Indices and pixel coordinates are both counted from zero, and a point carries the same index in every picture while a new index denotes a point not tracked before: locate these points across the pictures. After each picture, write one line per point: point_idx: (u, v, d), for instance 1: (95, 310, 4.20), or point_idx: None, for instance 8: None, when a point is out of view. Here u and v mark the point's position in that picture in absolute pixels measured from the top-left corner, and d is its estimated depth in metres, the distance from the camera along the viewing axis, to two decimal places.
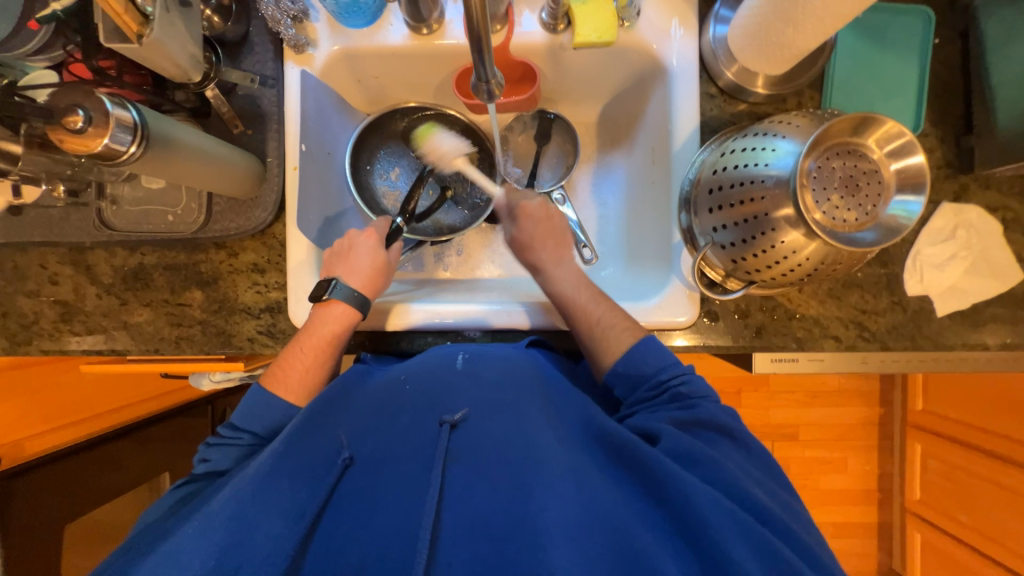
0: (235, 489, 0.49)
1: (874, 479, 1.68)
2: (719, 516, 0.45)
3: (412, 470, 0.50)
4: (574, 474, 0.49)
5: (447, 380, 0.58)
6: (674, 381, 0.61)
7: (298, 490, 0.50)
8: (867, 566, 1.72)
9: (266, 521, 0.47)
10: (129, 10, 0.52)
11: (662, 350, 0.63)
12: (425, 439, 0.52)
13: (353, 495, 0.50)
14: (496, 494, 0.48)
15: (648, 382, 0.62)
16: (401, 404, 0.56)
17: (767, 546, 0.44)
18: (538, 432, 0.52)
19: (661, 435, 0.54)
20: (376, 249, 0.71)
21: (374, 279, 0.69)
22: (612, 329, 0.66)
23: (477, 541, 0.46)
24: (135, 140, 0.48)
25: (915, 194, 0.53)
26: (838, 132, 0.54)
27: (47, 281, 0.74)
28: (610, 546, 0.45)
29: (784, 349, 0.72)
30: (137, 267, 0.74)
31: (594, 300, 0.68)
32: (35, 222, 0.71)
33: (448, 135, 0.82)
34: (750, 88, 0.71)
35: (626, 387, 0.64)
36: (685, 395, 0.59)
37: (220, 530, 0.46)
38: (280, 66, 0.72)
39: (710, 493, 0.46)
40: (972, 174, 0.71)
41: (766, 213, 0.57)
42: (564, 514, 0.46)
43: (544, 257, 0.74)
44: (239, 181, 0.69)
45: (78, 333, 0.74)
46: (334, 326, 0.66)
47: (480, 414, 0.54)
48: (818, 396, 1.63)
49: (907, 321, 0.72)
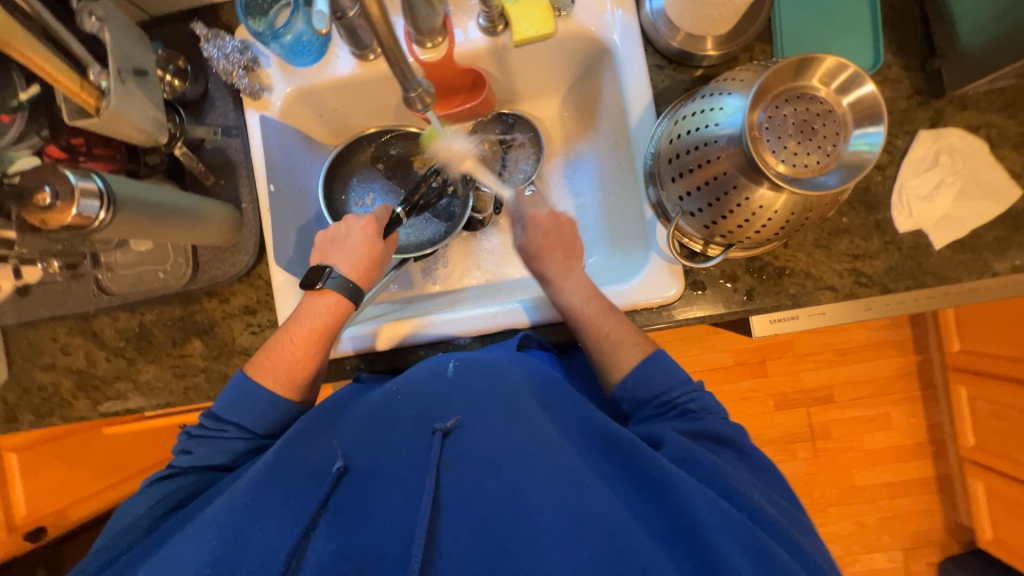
0: (230, 496, 0.50)
1: (923, 431, 1.59)
2: (714, 517, 0.45)
3: (407, 478, 0.51)
4: (568, 478, 0.48)
5: (441, 391, 0.57)
6: (684, 398, 0.61)
7: (292, 499, 0.50)
8: (933, 524, 1.59)
9: (261, 529, 0.48)
10: (85, 87, 0.55)
11: (672, 367, 0.63)
12: (419, 447, 0.52)
13: (349, 504, 0.51)
14: (489, 500, 0.48)
15: (655, 399, 0.62)
16: (394, 414, 0.56)
17: (761, 548, 0.44)
18: (531, 433, 0.52)
19: (663, 441, 0.55)
20: (370, 237, 0.71)
21: (367, 270, 0.71)
22: (621, 342, 0.65)
23: (471, 544, 0.46)
24: (103, 206, 0.52)
25: (875, 125, 0.52)
26: (780, 79, 0.53)
27: (60, 353, 0.78)
28: (603, 544, 0.44)
29: (779, 308, 0.70)
30: (140, 326, 0.78)
31: (602, 315, 0.66)
32: (41, 299, 0.76)
33: (452, 137, 0.79)
34: (699, 53, 0.70)
35: (632, 403, 0.63)
36: (692, 410, 0.60)
37: (215, 537, 0.47)
38: (241, 115, 0.75)
39: (704, 492, 0.47)
40: (946, 97, 0.69)
41: (725, 173, 0.56)
42: (556, 516, 0.46)
43: (552, 269, 0.71)
44: (217, 231, 0.71)
45: (95, 398, 0.78)
46: (326, 318, 0.66)
47: (475, 420, 0.53)
48: (847, 352, 1.57)
49: (904, 259, 0.69)
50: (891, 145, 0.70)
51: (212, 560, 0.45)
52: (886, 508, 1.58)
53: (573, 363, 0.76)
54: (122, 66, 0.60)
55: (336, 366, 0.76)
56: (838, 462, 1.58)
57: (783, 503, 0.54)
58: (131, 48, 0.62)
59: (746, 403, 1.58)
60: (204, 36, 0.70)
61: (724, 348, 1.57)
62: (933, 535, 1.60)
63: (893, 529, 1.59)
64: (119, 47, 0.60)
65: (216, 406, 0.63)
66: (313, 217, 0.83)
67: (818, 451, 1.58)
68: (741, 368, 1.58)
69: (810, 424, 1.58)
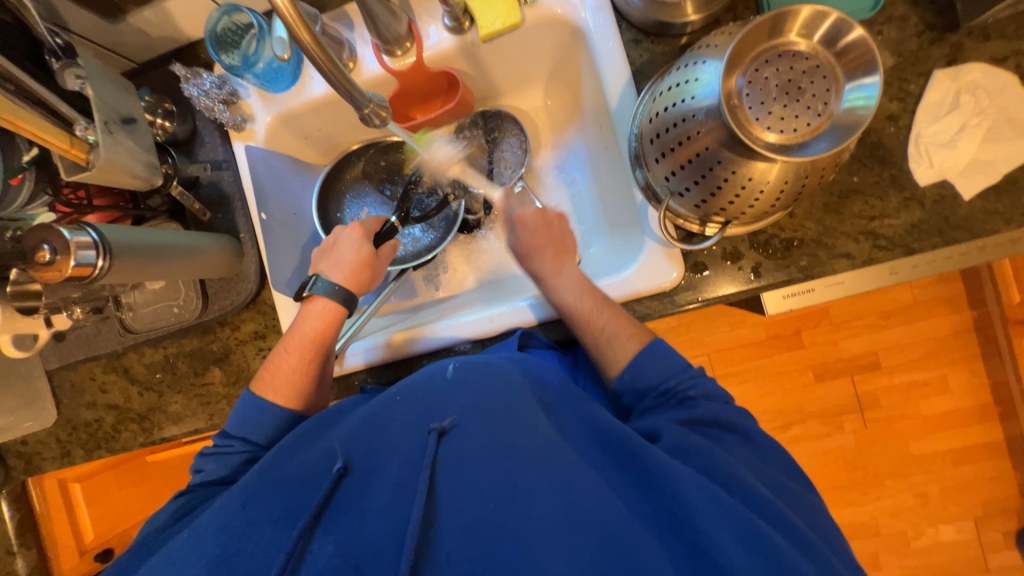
0: (233, 502, 0.52)
1: (986, 391, 1.46)
2: (709, 508, 0.44)
3: (402, 479, 0.49)
4: (562, 473, 0.47)
5: (437, 391, 0.56)
6: (683, 386, 0.58)
7: (291, 501, 0.51)
8: (1006, 490, 1.46)
9: (257, 531, 0.49)
10: (75, 143, 0.59)
11: (670, 355, 0.60)
12: (414, 448, 0.51)
13: (344, 506, 0.50)
14: (483, 500, 0.47)
15: (654, 390, 0.59)
16: (392, 414, 0.55)
17: (759, 537, 0.42)
18: (527, 428, 0.51)
19: (659, 432, 0.52)
20: (356, 242, 0.72)
21: (355, 274, 0.71)
22: (618, 336, 0.62)
23: (466, 543, 0.45)
24: (100, 255, 0.55)
25: (868, 76, 0.47)
26: (756, 40, 0.49)
27: (99, 390, 0.84)
28: (597, 540, 0.43)
29: (791, 282, 0.65)
30: (164, 360, 0.82)
31: (596, 309, 0.64)
32: (76, 342, 0.82)
33: (443, 141, 0.82)
34: (678, 20, 0.65)
35: (633, 394, 0.60)
36: (691, 397, 0.57)
37: (216, 543, 0.49)
38: (229, 148, 0.77)
39: (699, 483, 0.45)
40: (963, 29, 0.62)
41: (707, 148, 0.53)
42: (550, 511, 0.45)
43: (543, 269, 0.69)
44: (218, 263, 0.73)
45: (134, 430, 0.83)
46: (318, 323, 0.68)
47: (471, 418, 0.52)
48: (891, 315, 1.46)
49: (928, 215, 0.62)
50: (902, 90, 0.63)
51: (216, 559, 0.48)
52: (949, 476, 1.47)
53: (576, 360, 0.72)
54: (109, 118, 0.63)
55: (345, 381, 0.78)
56: (891, 431, 1.48)
57: (792, 490, 0.51)
58: (115, 99, 0.65)
59: (784, 377, 1.50)
60: (182, 77, 0.71)
61: (754, 323, 1.50)
62: (1009, 503, 1.47)
63: (960, 498, 1.47)
64: (103, 99, 0.62)
65: (229, 422, 0.65)
66: (310, 240, 0.85)
67: (868, 421, 1.48)
68: (775, 342, 1.50)
69: (857, 393, 1.48)
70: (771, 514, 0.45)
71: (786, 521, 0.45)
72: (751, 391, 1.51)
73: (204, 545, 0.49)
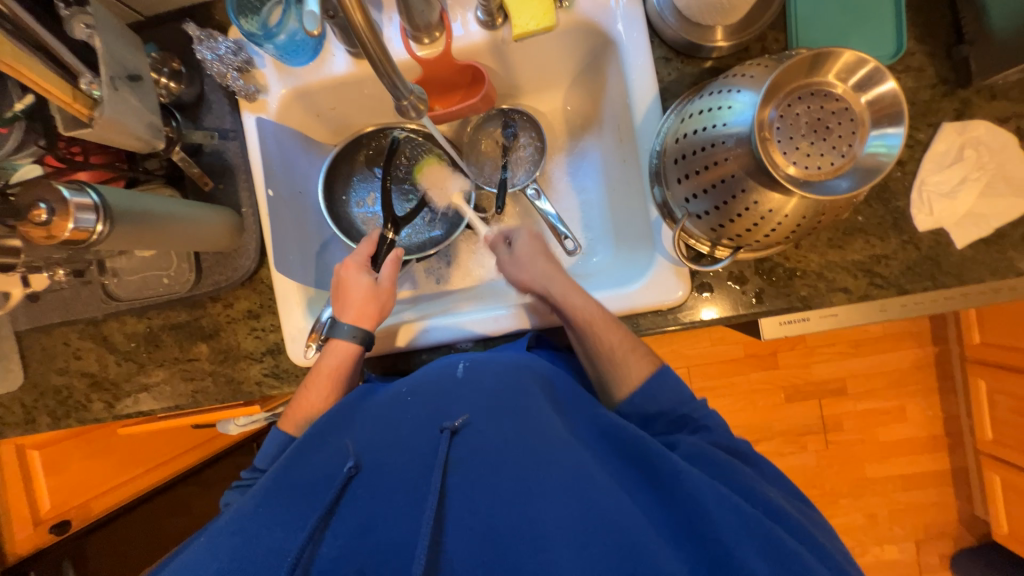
0: (239, 507, 0.51)
1: (939, 423, 1.55)
2: (724, 514, 0.44)
3: (413, 480, 0.49)
4: (577, 474, 0.47)
5: (448, 390, 0.56)
6: (696, 415, 0.60)
7: (302, 504, 0.50)
8: (945, 517, 1.57)
9: (267, 534, 0.48)
10: (79, 97, 0.55)
11: (679, 383, 0.63)
12: (427, 448, 0.51)
13: (353, 506, 0.49)
14: (498, 500, 0.47)
15: (667, 416, 0.61)
16: (404, 413, 0.55)
17: (775, 540, 0.43)
18: (543, 429, 0.51)
19: (676, 443, 0.54)
20: (366, 271, 0.71)
21: (364, 311, 0.68)
22: (624, 360, 0.63)
23: (479, 545, 0.45)
24: (99, 219, 0.52)
25: (893, 125, 0.50)
26: (793, 75, 0.51)
27: (73, 357, 0.80)
28: (613, 543, 0.43)
29: (790, 310, 0.68)
30: (148, 331, 0.78)
31: (606, 326, 0.63)
32: (51, 304, 0.77)
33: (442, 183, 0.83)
34: (709, 44, 0.67)
35: (637, 416, 0.62)
36: (704, 424, 0.59)
37: (224, 548, 0.47)
38: (237, 118, 0.75)
39: (715, 489, 0.46)
40: (973, 87, 0.66)
41: (733, 175, 0.54)
42: (566, 511, 0.45)
43: (553, 290, 0.67)
44: (217, 236, 0.70)
45: (107, 400, 0.80)
46: (332, 360, 0.66)
47: (481, 418, 0.52)
48: (862, 344, 1.52)
49: (923, 259, 0.66)
50: (911, 138, 0.67)
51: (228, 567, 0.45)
52: (897, 500, 1.56)
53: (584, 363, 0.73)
54: (115, 73, 0.59)
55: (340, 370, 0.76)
56: (850, 454, 1.56)
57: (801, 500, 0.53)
58: (124, 54, 0.61)
59: (757, 395, 1.55)
60: (196, 38, 0.68)
61: (734, 340, 1.54)
62: (947, 528, 1.57)
63: (905, 521, 1.57)
64: (110, 52, 0.59)
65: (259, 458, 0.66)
66: (313, 220, 0.83)
67: (830, 443, 1.55)
68: (752, 360, 1.54)
69: (822, 416, 1.55)
70: (783, 520, 0.47)
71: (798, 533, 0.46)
72: (723, 405, 1.56)
73: (214, 551, 0.47)
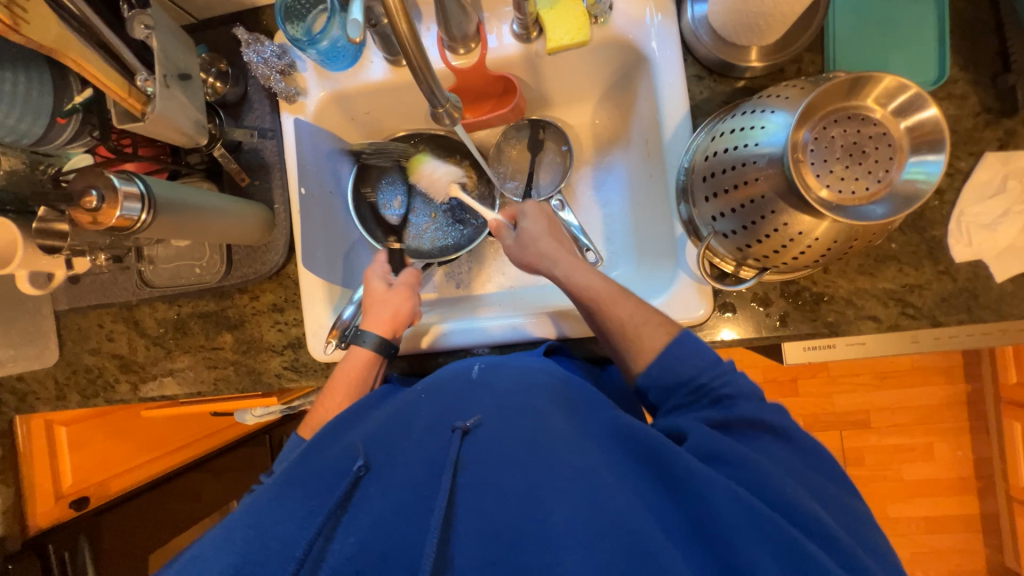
0: (256, 500, 0.52)
1: (969, 465, 1.48)
2: (736, 519, 0.43)
3: (424, 481, 0.49)
4: (586, 475, 0.46)
5: (463, 393, 0.57)
6: (715, 383, 0.56)
7: (312, 498, 0.50)
8: (972, 565, 1.49)
9: (277, 527, 0.48)
10: (134, 93, 0.59)
11: (699, 350, 0.58)
12: (437, 447, 0.51)
13: (364, 504, 0.49)
14: (508, 501, 0.46)
15: (685, 387, 0.57)
16: (417, 413, 0.56)
17: (795, 548, 0.41)
18: (551, 430, 0.51)
19: (686, 432, 0.53)
20: (386, 278, 0.74)
21: (382, 316, 0.70)
22: (640, 329, 0.61)
23: (485, 547, 0.45)
24: (144, 208, 0.55)
25: (933, 154, 0.48)
26: (831, 98, 0.50)
27: (106, 339, 0.83)
28: (621, 547, 0.42)
29: (815, 336, 0.66)
30: (177, 318, 0.81)
31: (613, 300, 0.62)
32: (90, 287, 0.80)
33: (439, 164, 0.83)
34: (743, 63, 0.66)
35: (659, 390, 0.59)
36: (727, 395, 0.55)
37: (239, 538, 0.47)
38: (277, 118, 0.78)
39: (731, 490, 0.44)
40: (1019, 117, 0.64)
41: (763, 195, 0.53)
42: (574, 513, 0.44)
43: (557, 270, 0.67)
44: (250, 229, 0.73)
45: (134, 382, 0.82)
46: (350, 367, 0.68)
47: (493, 419, 0.52)
48: (888, 376, 1.47)
49: (959, 291, 0.64)
50: (951, 166, 0.65)
51: (237, 561, 0.45)
52: (921, 543, 1.49)
53: (604, 374, 0.71)
54: (168, 71, 0.62)
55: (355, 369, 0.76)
56: (871, 491, 1.50)
57: None
58: (177, 53, 0.64)
59: None
60: (244, 41, 0.71)
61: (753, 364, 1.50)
62: None
63: (928, 565, 1.49)
64: (165, 51, 0.62)
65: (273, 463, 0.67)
66: (341, 219, 0.85)
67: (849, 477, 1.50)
68: (770, 386, 1.50)
69: (843, 448, 1.50)
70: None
71: None
72: None
73: (229, 543, 0.47)
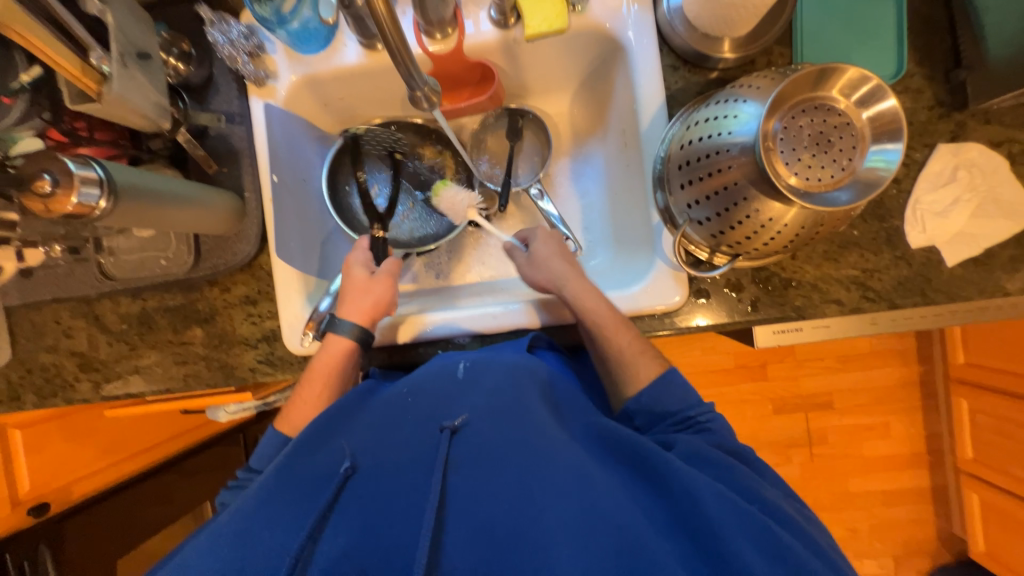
0: (243, 501, 0.51)
1: (921, 441, 1.58)
2: (716, 509, 0.45)
3: (413, 481, 0.49)
4: (575, 474, 0.47)
5: (451, 393, 0.57)
6: (688, 408, 0.61)
7: (301, 501, 0.50)
8: (923, 533, 1.60)
9: (266, 531, 0.47)
10: (87, 72, 0.55)
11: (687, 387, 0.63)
12: (427, 447, 0.52)
13: (352, 505, 0.49)
14: (499, 498, 0.47)
15: (673, 418, 0.61)
16: (405, 414, 0.56)
17: (768, 534, 0.44)
18: (540, 428, 0.51)
19: (674, 443, 0.56)
20: (368, 265, 0.72)
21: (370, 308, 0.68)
22: (631, 363, 0.64)
23: (478, 545, 0.45)
24: (103, 194, 0.52)
25: (892, 142, 0.51)
26: (799, 89, 0.52)
27: (63, 335, 0.79)
28: (608, 543, 0.43)
29: (783, 320, 0.69)
30: (141, 312, 0.78)
31: (617, 330, 0.64)
32: (43, 281, 0.76)
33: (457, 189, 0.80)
34: (715, 54, 0.68)
35: (647, 417, 0.62)
36: (700, 420, 0.59)
37: (225, 545, 0.46)
38: (245, 102, 0.75)
39: (715, 489, 0.47)
40: (968, 110, 0.68)
41: (735, 182, 0.55)
42: (564, 511, 0.45)
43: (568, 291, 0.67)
44: (218, 220, 0.70)
45: (95, 381, 0.78)
46: (326, 358, 0.66)
47: (482, 418, 0.53)
48: (849, 359, 1.54)
49: (914, 275, 0.68)
50: (908, 157, 0.68)
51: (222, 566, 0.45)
52: (878, 515, 1.58)
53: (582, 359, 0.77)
54: (125, 50, 0.59)
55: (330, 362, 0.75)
56: (834, 468, 1.58)
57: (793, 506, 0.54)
58: (134, 31, 0.61)
59: (746, 406, 1.57)
60: (208, 20, 0.67)
61: (725, 350, 1.55)
62: (924, 545, 1.60)
63: (884, 535, 1.60)
64: (121, 29, 0.59)
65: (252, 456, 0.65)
66: (316, 209, 0.83)
67: (814, 456, 1.58)
68: (741, 371, 1.56)
69: (808, 429, 1.57)
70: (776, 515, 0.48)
71: (796, 527, 0.48)
72: None
73: (215, 549, 0.46)
